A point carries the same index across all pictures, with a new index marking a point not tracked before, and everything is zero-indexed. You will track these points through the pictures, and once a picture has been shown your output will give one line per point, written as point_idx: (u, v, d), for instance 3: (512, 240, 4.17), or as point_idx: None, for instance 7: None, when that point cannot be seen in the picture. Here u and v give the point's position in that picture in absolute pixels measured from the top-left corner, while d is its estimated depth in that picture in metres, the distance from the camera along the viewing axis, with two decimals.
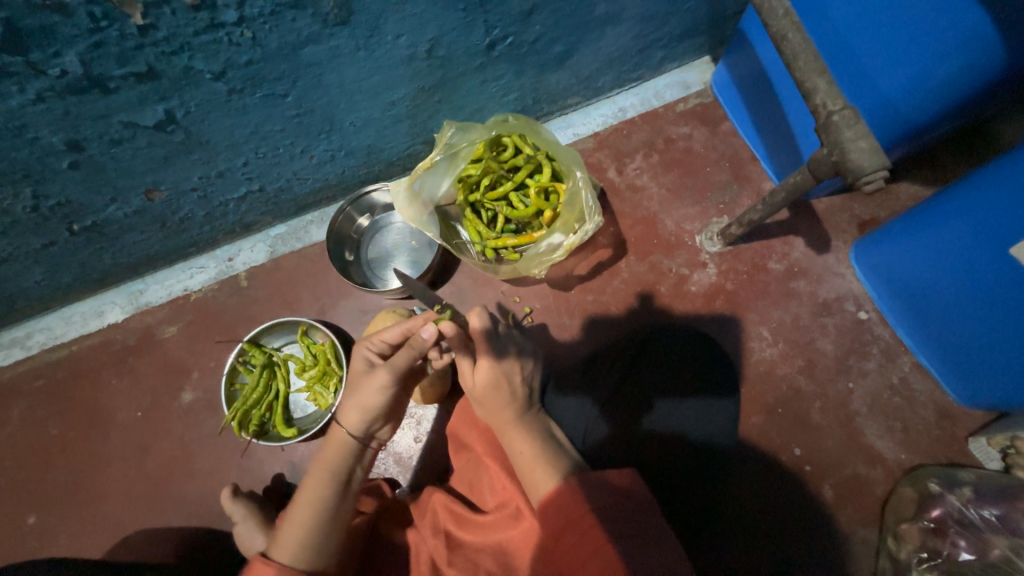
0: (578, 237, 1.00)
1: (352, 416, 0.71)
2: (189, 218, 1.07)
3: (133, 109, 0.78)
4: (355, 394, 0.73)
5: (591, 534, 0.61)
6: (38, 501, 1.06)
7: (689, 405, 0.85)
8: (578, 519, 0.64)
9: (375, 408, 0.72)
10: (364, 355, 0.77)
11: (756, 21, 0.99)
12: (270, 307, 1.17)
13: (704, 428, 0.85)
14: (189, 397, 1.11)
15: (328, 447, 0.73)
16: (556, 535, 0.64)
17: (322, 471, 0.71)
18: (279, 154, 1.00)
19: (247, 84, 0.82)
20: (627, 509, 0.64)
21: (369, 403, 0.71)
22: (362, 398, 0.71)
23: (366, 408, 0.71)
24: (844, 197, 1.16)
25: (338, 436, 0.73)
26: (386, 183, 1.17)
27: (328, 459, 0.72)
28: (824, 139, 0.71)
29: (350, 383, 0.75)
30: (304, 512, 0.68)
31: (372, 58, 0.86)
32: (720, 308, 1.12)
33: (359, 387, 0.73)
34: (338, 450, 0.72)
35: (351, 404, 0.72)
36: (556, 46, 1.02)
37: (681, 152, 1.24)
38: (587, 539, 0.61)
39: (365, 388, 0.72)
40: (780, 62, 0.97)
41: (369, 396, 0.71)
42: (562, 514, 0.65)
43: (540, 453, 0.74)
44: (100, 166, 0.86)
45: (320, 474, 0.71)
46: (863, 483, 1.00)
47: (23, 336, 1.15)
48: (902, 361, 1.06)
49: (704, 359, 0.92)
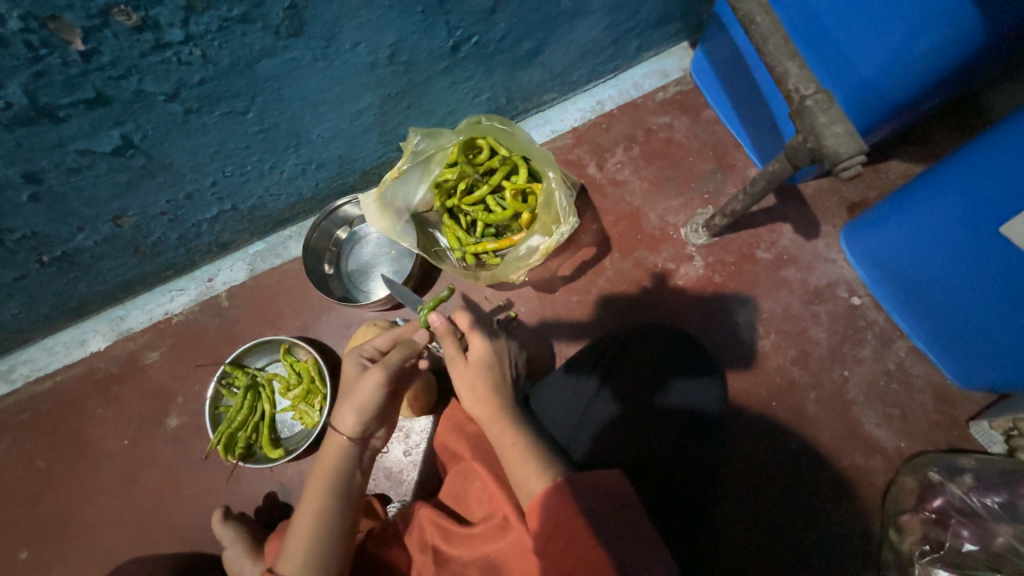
0: (555, 239, 0.97)
1: (347, 418, 0.73)
2: (163, 241, 1.05)
3: (88, 137, 0.76)
4: (349, 397, 0.75)
5: (581, 538, 0.59)
6: (29, 536, 1.05)
7: (683, 394, 0.84)
8: (566, 523, 0.62)
9: (370, 408, 0.73)
10: (356, 361, 0.79)
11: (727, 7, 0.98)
12: (252, 326, 1.15)
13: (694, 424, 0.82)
14: (175, 422, 1.09)
15: (326, 453, 0.73)
16: (544, 541, 0.62)
17: (324, 476, 0.72)
18: (248, 171, 0.98)
19: (204, 103, 0.80)
20: (609, 507, 0.62)
21: (366, 402, 0.73)
22: (356, 400, 0.73)
23: (361, 409, 0.73)
24: (831, 180, 1.13)
25: (335, 442, 0.73)
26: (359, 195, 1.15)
27: (328, 465, 0.72)
28: (799, 126, 0.68)
29: (341, 388, 0.76)
30: (308, 518, 0.68)
31: (332, 67, 0.84)
32: (709, 300, 1.09)
33: (349, 390, 0.74)
34: (337, 456, 0.72)
35: (345, 407, 0.73)
36: (525, 42, 1.00)
37: (663, 143, 1.21)
38: (574, 545, 0.59)
39: (358, 390, 0.73)
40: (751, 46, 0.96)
41: (363, 397, 0.73)
42: (551, 518, 0.63)
43: (528, 447, 0.72)
44: (62, 196, 0.84)
45: (321, 481, 0.71)
46: (863, 473, 0.97)
47: (6, 369, 1.14)
48: (898, 346, 1.02)
49: (687, 353, 0.89)
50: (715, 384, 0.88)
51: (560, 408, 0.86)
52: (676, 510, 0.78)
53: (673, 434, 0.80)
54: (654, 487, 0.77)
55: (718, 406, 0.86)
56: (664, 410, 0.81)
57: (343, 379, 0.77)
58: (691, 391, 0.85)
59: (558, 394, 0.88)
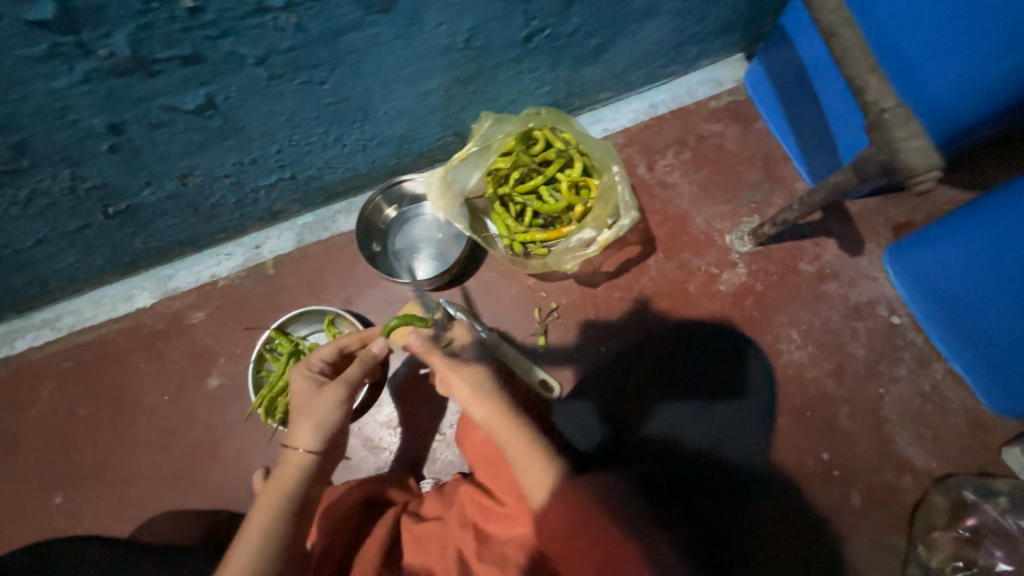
0: (613, 232, 1.00)
1: (308, 434, 0.73)
2: (222, 203, 1.08)
3: (174, 93, 0.78)
4: (310, 412, 0.75)
5: (606, 532, 0.64)
6: (60, 482, 1.05)
7: (695, 418, 1.03)
8: (595, 518, 0.65)
9: (332, 426, 0.75)
10: (307, 377, 0.79)
11: (804, 16, 0.99)
12: (296, 295, 1.17)
13: (718, 428, 1.03)
14: (216, 382, 1.11)
15: (281, 471, 0.72)
16: (568, 535, 0.66)
17: (274, 497, 0.70)
18: (313, 142, 1.00)
19: (287, 70, 0.81)
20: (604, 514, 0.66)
21: (328, 420, 0.75)
22: (318, 416, 0.74)
23: (324, 427, 0.74)
24: (878, 200, 1.14)
25: (294, 459, 0.72)
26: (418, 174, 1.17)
27: (282, 484, 0.71)
28: (872, 138, 0.70)
29: (295, 404, 0.76)
30: (248, 549, 0.65)
31: (410, 47, 0.86)
32: (749, 307, 1.10)
33: (312, 406, 0.75)
34: (294, 471, 0.71)
35: (305, 423, 0.74)
36: (593, 39, 1.02)
37: (713, 150, 1.23)
38: (603, 535, 0.64)
39: (321, 406, 0.75)
40: (819, 57, 0.98)
41: (324, 413, 0.75)
42: (581, 513, 0.66)
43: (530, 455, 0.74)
44: (138, 149, 0.85)
45: (271, 501, 0.69)
46: (893, 491, 0.97)
47: (54, 317, 1.16)
48: (935, 367, 1.03)
49: (728, 365, 1.06)
50: (721, 408, 1.04)
51: (576, 419, 1.05)
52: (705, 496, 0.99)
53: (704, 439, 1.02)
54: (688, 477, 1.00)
55: (719, 427, 1.03)
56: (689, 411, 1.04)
57: (300, 395, 0.76)
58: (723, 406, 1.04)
59: (572, 416, 1.05)
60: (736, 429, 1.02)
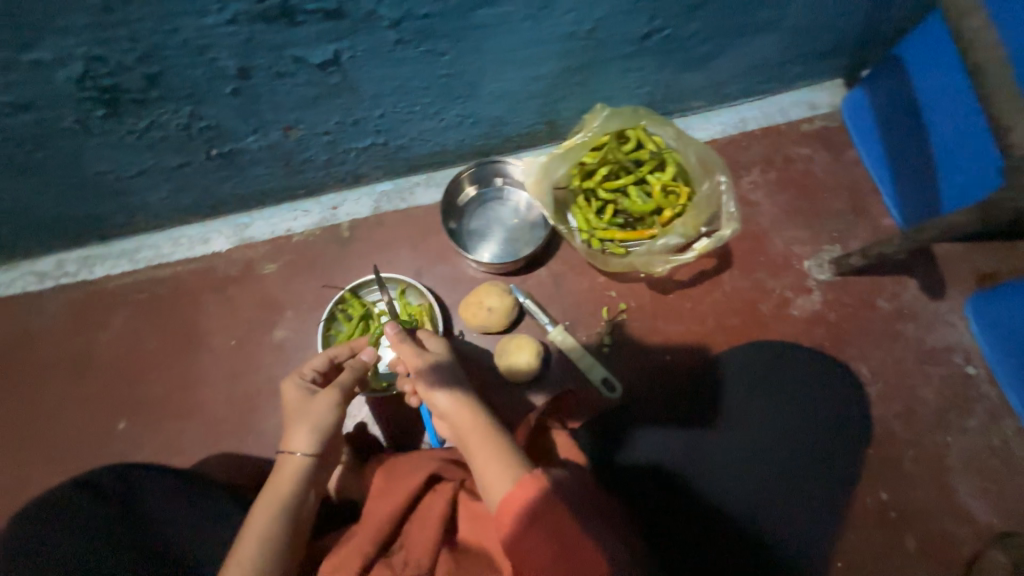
0: (714, 241, 1.01)
1: (302, 438, 0.76)
2: (312, 160, 1.09)
3: (309, 45, 0.79)
4: (304, 417, 0.78)
5: (564, 529, 0.60)
6: (126, 409, 1.09)
7: (729, 470, 0.78)
8: (550, 516, 0.61)
9: (325, 429, 0.78)
10: (302, 386, 0.81)
11: (950, 41, 0.93)
12: (368, 261, 1.18)
13: (790, 465, 0.79)
14: (281, 334, 1.13)
15: (278, 475, 0.75)
16: (518, 535, 0.61)
17: (272, 500, 0.72)
18: (414, 112, 1.01)
19: (417, 36, 0.82)
20: (541, 518, 0.61)
21: (320, 424, 0.77)
22: (310, 420, 0.77)
23: (318, 430, 0.77)
24: (966, 247, 1.12)
25: (289, 463, 0.75)
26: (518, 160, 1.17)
27: (279, 487, 0.74)
28: (1009, 183, 0.68)
29: (290, 413, 0.79)
30: (250, 550, 0.67)
31: (536, 29, 0.86)
32: (821, 336, 1.09)
33: (305, 410, 0.78)
34: (291, 473, 0.75)
35: (300, 428, 0.77)
36: (705, 46, 1.00)
37: (800, 174, 1.21)
38: (563, 533, 0.60)
39: (315, 411, 0.78)
40: (945, 88, 0.96)
41: (319, 419, 0.78)
42: (528, 513, 0.62)
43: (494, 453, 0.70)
44: (257, 95, 0.87)
45: (269, 502, 0.72)
46: (951, 540, 0.96)
47: (132, 249, 1.19)
48: (1006, 423, 1.01)
49: (806, 390, 0.86)
50: (781, 453, 0.80)
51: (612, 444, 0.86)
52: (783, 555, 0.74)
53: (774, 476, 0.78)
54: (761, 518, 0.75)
55: (790, 463, 0.79)
56: (764, 442, 0.81)
57: (293, 402, 0.79)
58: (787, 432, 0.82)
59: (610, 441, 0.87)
60: (802, 471, 0.79)
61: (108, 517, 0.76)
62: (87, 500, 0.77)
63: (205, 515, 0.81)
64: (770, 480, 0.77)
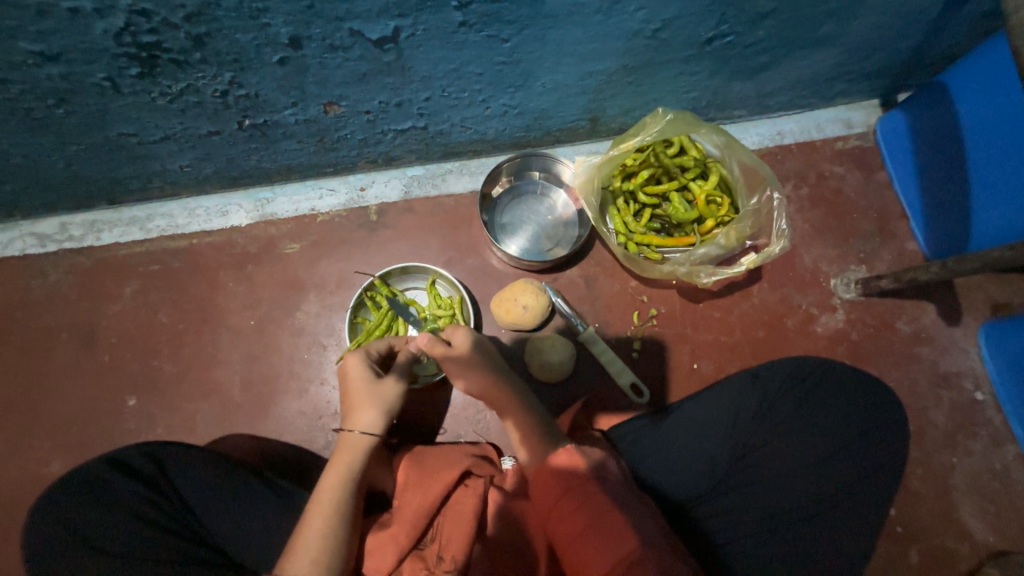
0: (763, 257, 1.01)
1: (368, 419, 0.77)
2: (347, 138, 1.03)
3: (368, 20, 0.73)
4: (369, 400, 0.78)
5: (593, 501, 0.69)
6: (141, 385, 1.07)
7: (746, 477, 0.88)
8: (578, 487, 0.70)
9: (391, 412, 0.80)
10: (367, 363, 0.81)
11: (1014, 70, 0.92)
12: (396, 248, 1.15)
13: (805, 475, 0.89)
14: (303, 316, 1.10)
15: (345, 451, 0.76)
16: (553, 504, 0.70)
17: (340, 475, 0.74)
18: (462, 97, 0.96)
19: (480, 20, 0.77)
20: (571, 494, 0.70)
21: (388, 406, 0.79)
22: (377, 402, 0.78)
23: (385, 413, 0.79)
24: (984, 276, 1.14)
25: (355, 441, 0.77)
26: (568, 161, 1.15)
27: (347, 463, 0.76)
28: None
29: (356, 388, 0.79)
30: (326, 520, 0.70)
31: (604, 24, 0.82)
32: (841, 355, 1.12)
33: (373, 393, 0.79)
34: (356, 451, 0.77)
35: (366, 409, 0.78)
36: (763, 55, 0.98)
37: (832, 192, 1.22)
38: (592, 504, 0.68)
39: (383, 395, 0.79)
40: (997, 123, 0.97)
41: (385, 401, 0.79)
42: (558, 484, 0.71)
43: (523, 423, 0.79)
44: (304, 67, 0.81)
45: (339, 477, 0.74)
46: (950, 555, 1.02)
47: (143, 217, 1.13)
48: (1007, 448, 1.07)
49: (811, 397, 0.96)
50: (803, 480, 0.89)
51: (647, 446, 0.91)
52: (795, 548, 0.85)
53: (787, 480, 0.88)
54: (774, 519, 0.86)
55: (800, 467, 0.89)
56: (780, 447, 0.90)
57: (361, 381, 0.79)
58: (800, 438, 0.91)
59: (645, 445, 0.91)
60: (813, 474, 0.89)
61: (143, 495, 0.73)
62: (121, 478, 0.73)
63: (247, 507, 0.77)
64: (780, 487, 0.88)
